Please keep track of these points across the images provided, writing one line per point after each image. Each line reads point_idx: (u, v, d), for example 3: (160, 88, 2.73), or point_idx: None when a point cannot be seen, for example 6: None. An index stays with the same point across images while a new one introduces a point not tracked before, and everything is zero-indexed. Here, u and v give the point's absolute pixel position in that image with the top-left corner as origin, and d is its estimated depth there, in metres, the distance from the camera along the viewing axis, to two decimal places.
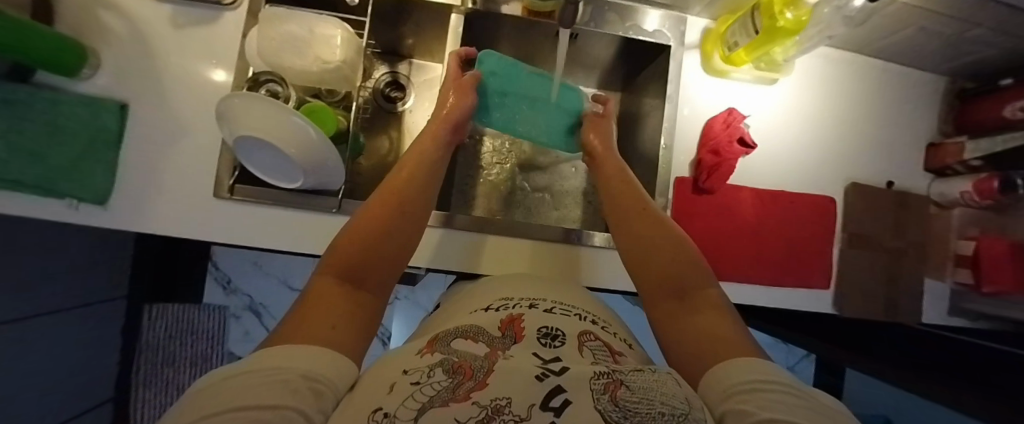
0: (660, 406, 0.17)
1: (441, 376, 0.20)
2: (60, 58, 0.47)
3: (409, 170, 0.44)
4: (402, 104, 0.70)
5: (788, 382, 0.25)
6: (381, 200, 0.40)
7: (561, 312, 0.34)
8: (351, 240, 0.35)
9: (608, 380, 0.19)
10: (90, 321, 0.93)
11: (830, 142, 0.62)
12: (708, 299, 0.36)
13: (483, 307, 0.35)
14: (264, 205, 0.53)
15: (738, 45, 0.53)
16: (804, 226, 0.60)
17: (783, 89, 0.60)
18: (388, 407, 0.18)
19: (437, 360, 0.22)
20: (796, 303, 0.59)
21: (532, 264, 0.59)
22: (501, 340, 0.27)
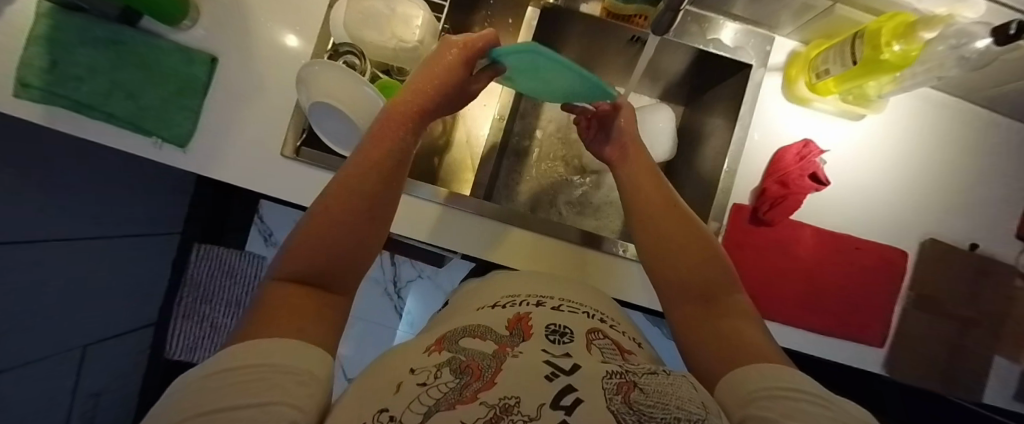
0: (677, 409, 0.15)
1: (449, 376, 0.20)
2: (165, 7, 0.50)
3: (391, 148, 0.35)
4: None
5: (818, 392, 0.23)
6: (349, 183, 0.32)
7: (568, 309, 0.32)
8: (312, 233, 0.29)
9: (620, 381, 0.18)
10: (144, 250, 1.01)
11: (910, 191, 0.57)
12: (734, 304, 0.33)
13: (489, 305, 0.34)
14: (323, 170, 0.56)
15: (828, 74, 0.50)
16: (865, 275, 0.55)
17: (866, 126, 0.56)
18: (394, 410, 0.17)
19: (444, 360, 0.22)
20: (842, 356, 0.55)
21: (567, 268, 0.58)
22: (510, 338, 0.26)
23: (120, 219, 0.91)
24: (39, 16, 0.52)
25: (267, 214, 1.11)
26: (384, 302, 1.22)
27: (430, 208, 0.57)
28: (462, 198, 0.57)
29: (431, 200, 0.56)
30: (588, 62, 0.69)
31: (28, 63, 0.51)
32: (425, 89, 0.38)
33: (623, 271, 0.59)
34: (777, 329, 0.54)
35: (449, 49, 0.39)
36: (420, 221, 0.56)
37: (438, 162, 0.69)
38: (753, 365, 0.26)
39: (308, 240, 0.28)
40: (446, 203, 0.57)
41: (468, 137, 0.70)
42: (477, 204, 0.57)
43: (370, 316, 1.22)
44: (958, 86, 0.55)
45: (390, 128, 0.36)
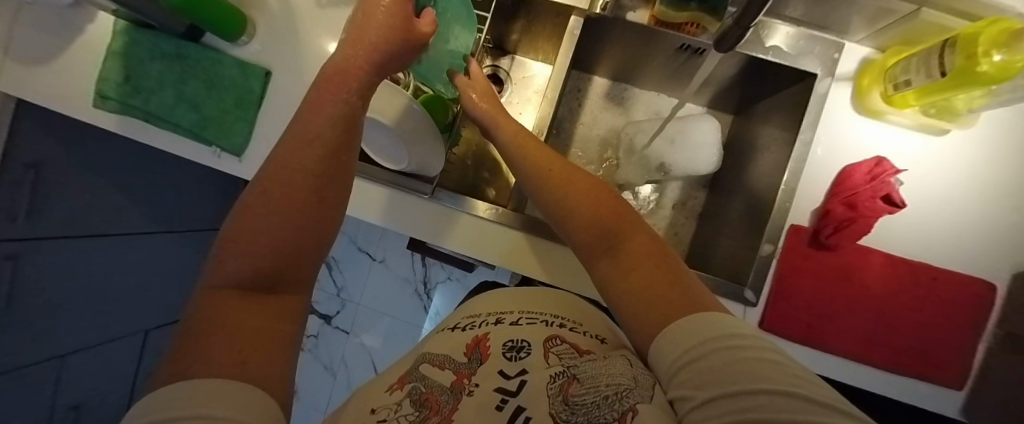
0: (604, 390, 0.23)
1: (409, 408, 0.26)
2: (222, 23, 0.53)
3: (322, 127, 0.33)
4: None
5: (736, 327, 0.25)
6: (275, 175, 0.31)
7: (527, 321, 0.35)
8: (245, 227, 0.28)
9: (563, 380, 0.26)
10: (183, 245, 1.09)
11: (1001, 216, 0.50)
12: (641, 248, 0.32)
13: (460, 325, 0.38)
14: (363, 179, 0.57)
15: (908, 85, 0.45)
16: (938, 309, 0.50)
17: (950, 142, 0.50)
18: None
19: (406, 394, 0.27)
20: (908, 396, 0.51)
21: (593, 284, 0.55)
22: (468, 366, 0.30)
23: (164, 217, 0.98)
24: (117, 33, 0.57)
25: None
26: (413, 302, 1.24)
27: (465, 217, 0.56)
28: (497, 211, 0.56)
29: (463, 209, 0.56)
30: (631, 69, 0.67)
31: (105, 77, 0.56)
32: (362, 47, 0.36)
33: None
34: (826, 362, 0.51)
35: (375, 11, 0.36)
36: (450, 229, 0.57)
37: (473, 170, 0.69)
38: (677, 320, 0.26)
39: (235, 237, 0.28)
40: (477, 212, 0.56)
41: None
42: (510, 216, 0.56)
43: (399, 314, 1.25)
44: None
45: (320, 105, 0.33)
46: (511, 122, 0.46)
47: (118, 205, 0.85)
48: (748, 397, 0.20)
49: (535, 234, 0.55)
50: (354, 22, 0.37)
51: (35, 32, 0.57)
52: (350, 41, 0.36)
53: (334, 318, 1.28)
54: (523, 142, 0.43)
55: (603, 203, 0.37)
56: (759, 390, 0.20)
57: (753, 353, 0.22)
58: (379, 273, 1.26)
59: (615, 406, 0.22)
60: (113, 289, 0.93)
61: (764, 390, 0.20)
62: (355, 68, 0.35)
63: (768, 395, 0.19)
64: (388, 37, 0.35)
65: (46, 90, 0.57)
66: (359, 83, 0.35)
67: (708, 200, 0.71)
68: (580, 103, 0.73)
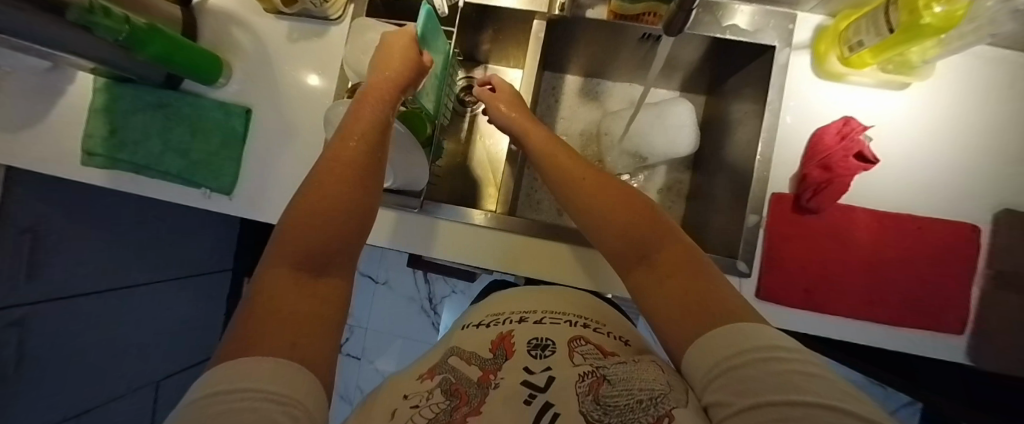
0: (638, 394, 0.22)
1: (440, 397, 0.26)
2: (199, 68, 0.54)
3: (363, 128, 0.37)
4: (475, 108, 0.73)
5: (777, 340, 0.23)
6: (320, 180, 0.32)
7: (550, 321, 0.35)
8: (297, 220, 0.30)
9: (593, 379, 0.25)
10: (187, 292, 1.09)
11: (974, 159, 0.51)
12: (678, 256, 0.32)
13: (484, 322, 0.37)
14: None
15: (862, 45, 0.46)
16: (930, 258, 0.51)
17: (913, 95, 0.52)
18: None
19: (435, 385, 0.28)
20: (915, 348, 0.51)
21: (590, 277, 0.56)
22: (494, 361, 0.30)
23: (164, 266, 0.99)
24: (98, 90, 0.58)
25: None
26: (420, 320, 1.24)
27: (461, 228, 0.58)
28: (492, 217, 0.57)
29: (459, 219, 0.57)
30: (601, 63, 0.69)
31: (91, 134, 0.58)
32: (390, 69, 0.42)
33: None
34: (829, 323, 0.51)
35: (391, 53, 0.43)
36: (447, 240, 0.57)
37: (460, 179, 0.71)
38: (715, 329, 0.25)
39: (297, 222, 0.30)
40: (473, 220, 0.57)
41: (487, 150, 0.71)
42: (505, 220, 0.57)
43: (409, 334, 1.25)
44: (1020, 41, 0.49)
45: (360, 112, 0.38)
46: (536, 128, 0.48)
47: (114, 259, 0.86)
48: (778, 409, 0.18)
49: (533, 235, 0.56)
50: (376, 58, 0.44)
51: (16, 101, 0.59)
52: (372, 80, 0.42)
53: (345, 345, 1.28)
54: (550, 157, 0.44)
55: (631, 210, 0.36)
56: (782, 406, 0.18)
57: (794, 366, 0.20)
58: (384, 295, 1.26)
59: (651, 411, 0.21)
60: (122, 342, 0.93)
61: (797, 402, 0.18)
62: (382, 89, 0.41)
63: (811, 410, 0.17)
64: (407, 63, 0.43)
65: (35, 154, 0.59)
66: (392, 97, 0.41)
67: (693, 180, 0.72)
68: (556, 100, 0.74)
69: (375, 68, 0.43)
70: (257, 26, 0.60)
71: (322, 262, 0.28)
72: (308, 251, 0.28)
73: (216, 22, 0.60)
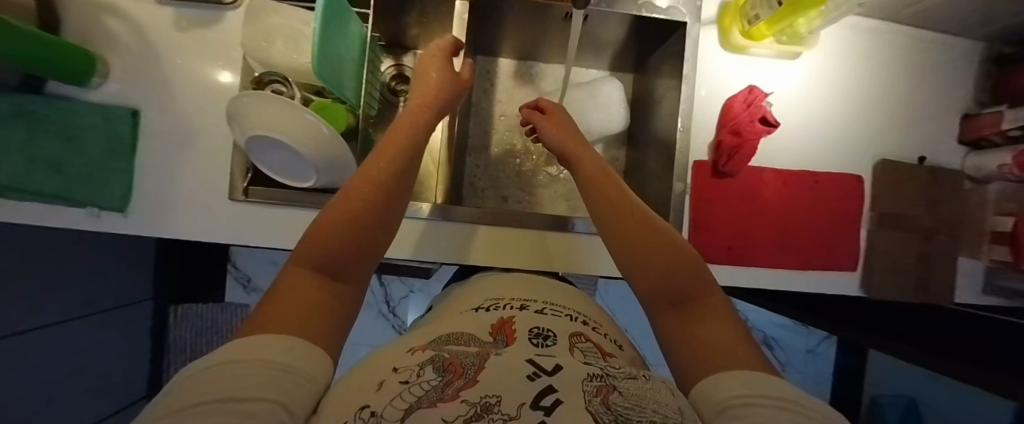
0: (653, 415, 0.16)
1: (431, 374, 0.19)
2: (65, 67, 0.46)
3: (400, 133, 0.36)
4: (407, 96, 0.70)
5: (802, 400, 0.19)
6: (366, 174, 0.32)
7: (551, 313, 0.33)
8: (331, 220, 0.28)
9: (599, 384, 0.18)
10: None
11: (857, 117, 0.59)
12: (711, 307, 0.27)
13: (483, 305, 0.34)
14: (274, 204, 0.51)
15: (759, 18, 0.50)
16: (826, 208, 0.58)
17: (805, 63, 0.57)
18: (375, 404, 0.16)
19: (427, 358, 0.21)
20: (820, 287, 0.58)
21: (543, 260, 0.56)
22: (493, 344, 0.26)
23: None
24: None
25: (240, 260, 1.05)
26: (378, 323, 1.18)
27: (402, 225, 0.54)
28: (431, 208, 0.54)
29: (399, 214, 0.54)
30: (531, 45, 0.69)
31: None
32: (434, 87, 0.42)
33: (598, 248, 0.57)
34: (753, 274, 0.56)
35: (430, 69, 0.44)
36: None
37: None
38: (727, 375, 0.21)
39: (328, 225, 0.28)
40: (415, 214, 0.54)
41: (425, 140, 0.69)
42: (449, 210, 0.55)
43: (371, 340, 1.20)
44: (881, 10, 0.57)
45: (404, 122, 0.38)
46: (589, 154, 0.42)
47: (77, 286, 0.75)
48: None
49: (480, 223, 0.55)
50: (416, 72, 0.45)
51: None
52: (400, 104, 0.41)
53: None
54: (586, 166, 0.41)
55: (666, 245, 0.31)
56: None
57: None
58: None
59: None
60: None
61: None
62: (430, 105, 0.41)
63: None
64: (446, 81, 0.44)
65: None
66: (434, 108, 0.41)
67: (628, 156, 0.74)
68: (491, 85, 0.73)
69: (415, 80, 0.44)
70: (135, 15, 0.52)
71: (341, 268, 0.27)
72: (330, 262, 0.27)
73: (79, 11, 0.51)
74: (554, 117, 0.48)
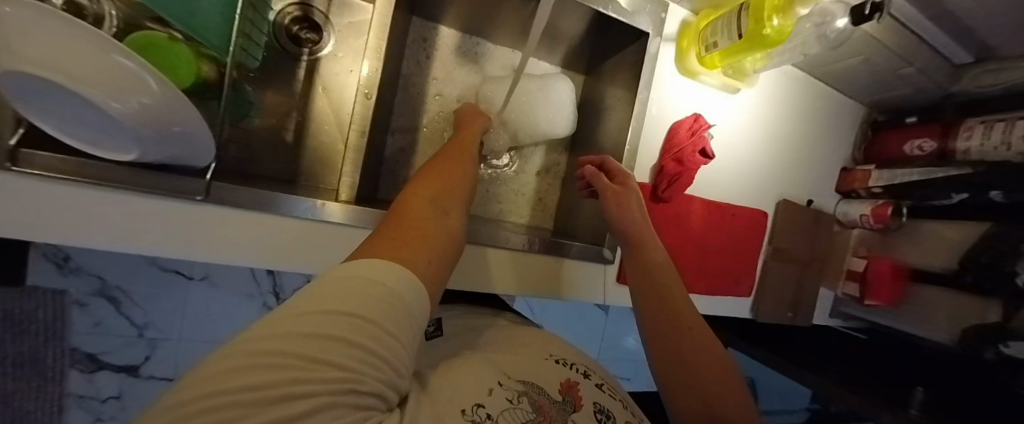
0: None
1: (528, 407, 0.24)
2: None
3: (468, 140, 0.39)
4: (315, 49, 0.54)
5: None
6: (458, 151, 0.35)
7: (609, 390, 0.32)
8: (433, 172, 0.30)
9: None
10: None
11: (773, 158, 0.64)
12: None
13: (553, 355, 0.32)
14: (84, 184, 0.32)
15: (716, 47, 0.49)
16: (740, 239, 0.62)
17: (744, 99, 0.59)
18: (488, 407, 0.22)
19: (521, 388, 0.26)
20: (720, 311, 0.63)
21: (476, 278, 0.47)
22: (563, 407, 0.26)
23: None
24: None
25: None
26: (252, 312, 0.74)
27: (303, 225, 0.41)
28: (336, 206, 0.42)
29: (282, 212, 0.40)
30: (482, 17, 0.58)
31: None
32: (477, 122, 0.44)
33: (557, 270, 0.52)
34: None
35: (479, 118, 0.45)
36: (275, 240, 0.40)
37: (291, 148, 0.53)
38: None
39: (434, 175, 0.29)
40: (302, 212, 0.40)
41: (335, 110, 0.54)
42: (352, 211, 0.43)
43: None
44: (808, 64, 0.61)
45: (469, 133, 0.41)
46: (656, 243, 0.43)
47: None
48: None
49: None
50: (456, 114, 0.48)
51: None
52: (459, 143, 0.37)
53: (100, 372, 0.67)
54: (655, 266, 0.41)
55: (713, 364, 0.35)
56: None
57: None
58: None
59: None
60: None
61: None
62: (477, 120, 0.45)
63: None
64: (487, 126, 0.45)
65: None
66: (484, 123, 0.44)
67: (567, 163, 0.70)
68: (427, 57, 0.60)
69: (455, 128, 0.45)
70: None
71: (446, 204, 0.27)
72: (442, 192, 0.27)
73: None
74: (620, 192, 0.45)
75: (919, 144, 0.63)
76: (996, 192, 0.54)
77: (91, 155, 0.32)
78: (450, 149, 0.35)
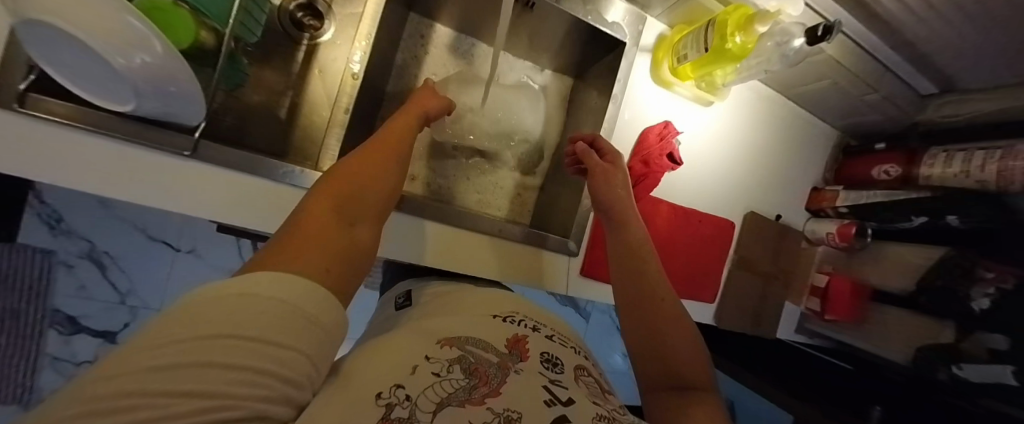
0: None
1: (460, 374, 0.23)
2: None
3: (406, 127, 0.37)
4: (315, 35, 0.56)
5: None
6: (384, 142, 0.33)
7: (559, 339, 0.32)
8: (344, 175, 0.29)
9: None
10: None
11: (744, 172, 0.67)
12: (706, 401, 0.33)
13: (500, 313, 0.32)
14: (83, 132, 0.35)
15: (686, 59, 0.53)
16: (706, 245, 0.64)
17: (716, 112, 0.62)
18: (408, 388, 0.20)
19: (456, 356, 0.24)
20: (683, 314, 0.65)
21: (444, 257, 0.49)
22: (509, 358, 0.26)
23: None
24: None
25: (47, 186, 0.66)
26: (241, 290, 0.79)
27: (290, 193, 0.44)
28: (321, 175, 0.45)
29: (264, 176, 0.43)
30: (474, 18, 0.62)
31: None
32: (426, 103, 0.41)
33: (526, 258, 0.55)
34: None
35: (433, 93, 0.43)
36: (258, 201, 0.43)
37: (282, 125, 0.56)
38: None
39: (337, 181, 0.28)
40: (281, 178, 0.43)
41: (327, 93, 0.57)
42: None
43: None
44: (780, 84, 0.65)
45: (413, 115, 0.39)
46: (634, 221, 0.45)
47: None
48: None
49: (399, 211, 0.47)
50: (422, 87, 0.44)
51: None
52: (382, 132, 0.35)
53: (78, 334, 0.74)
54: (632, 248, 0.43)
55: (675, 332, 0.37)
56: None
57: None
58: None
59: None
60: None
61: None
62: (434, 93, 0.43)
63: None
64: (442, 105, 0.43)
65: None
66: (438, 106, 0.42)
67: None
68: (422, 51, 0.64)
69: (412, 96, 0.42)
70: None
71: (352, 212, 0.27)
72: (349, 201, 0.27)
73: None
74: (610, 169, 0.48)
75: (886, 169, 0.66)
76: (953, 218, 0.56)
77: (92, 105, 0.36)
78: (373, 141, 0.33)
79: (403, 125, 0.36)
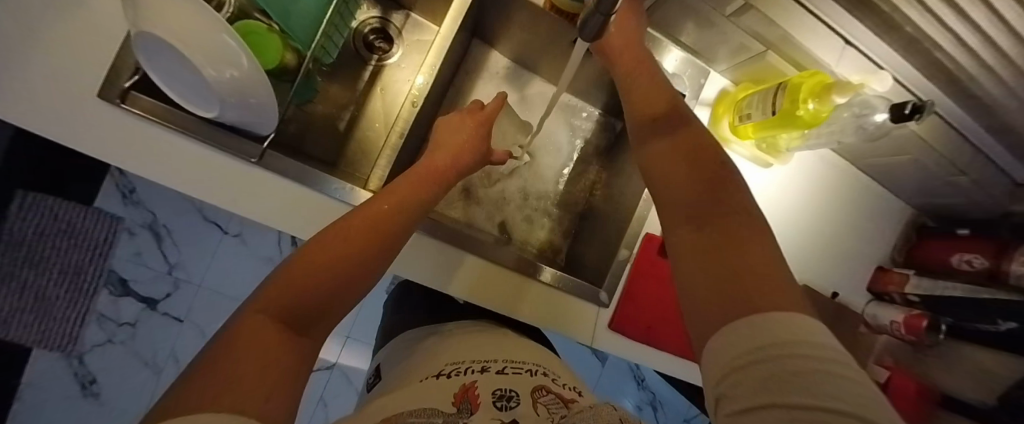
0: None
1: None
2: None
3: (402, 197, 0.35)
4: (383, 57, 0.61)
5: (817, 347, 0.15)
6: (369, 219, 0.31)
7: (512, 371, 0.33)
8: (300, 269, 0.25)
9: None
10: None
11: (800, 241, 0.62)
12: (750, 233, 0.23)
13: (437, 374, 0.32)
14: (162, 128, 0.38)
15: (750, 119, 0.50)
16: None
17: (775, 174, 0.58)
18: None
19: None
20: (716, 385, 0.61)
21: (479, 292, 0.49)
22: (459, 415, 0.25)
23: None
24: None
25: None
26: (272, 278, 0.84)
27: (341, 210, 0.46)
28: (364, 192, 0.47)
29: (304, 184, 0.44)
30: (534, 55, 0.63)
31: None
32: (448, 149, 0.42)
33: (546, 299, 0.52)
34: (661, 358, 0.57)
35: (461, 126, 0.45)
36: (297, 208, 0.44)
37: (339, 137, 0.58)
38: (764, 314, 0.17)
39: (284, 281, 0.24)
40: (331, 193, 0.45)
41: (385, 112, 0.60)
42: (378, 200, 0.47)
43: None
44: (851, 153, 0.60)
45: (417, 180, 0.37)
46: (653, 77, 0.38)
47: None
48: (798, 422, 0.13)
49: (434, 238, 0.46)
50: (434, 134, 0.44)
51: None
52: (368, 204, 0.32)
53: (125, 297, 0.78)
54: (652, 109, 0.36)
55: (724, 183, 0.27)
56: (785, 405, 0.13)
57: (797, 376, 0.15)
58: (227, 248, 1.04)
59: None
60: None
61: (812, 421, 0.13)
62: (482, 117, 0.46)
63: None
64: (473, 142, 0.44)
65: None
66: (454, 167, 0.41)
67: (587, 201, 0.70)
68: (478, 80, 0.66)
69: (432, 148, 0.42)
70: None
71: (299, 319, 0.23)
72: (293, 305, 0.23)
73: None
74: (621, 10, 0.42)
75: (968, 259, 0.58)
76: None
77: (176, 106, 0.39)
78: (355, 216, 0.31)
79: (396, 196, 0.34)
